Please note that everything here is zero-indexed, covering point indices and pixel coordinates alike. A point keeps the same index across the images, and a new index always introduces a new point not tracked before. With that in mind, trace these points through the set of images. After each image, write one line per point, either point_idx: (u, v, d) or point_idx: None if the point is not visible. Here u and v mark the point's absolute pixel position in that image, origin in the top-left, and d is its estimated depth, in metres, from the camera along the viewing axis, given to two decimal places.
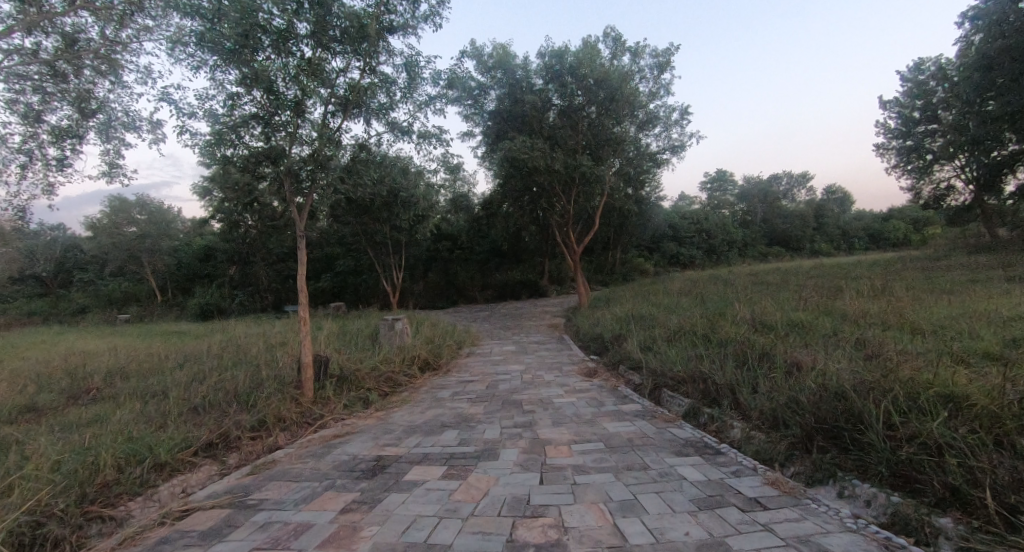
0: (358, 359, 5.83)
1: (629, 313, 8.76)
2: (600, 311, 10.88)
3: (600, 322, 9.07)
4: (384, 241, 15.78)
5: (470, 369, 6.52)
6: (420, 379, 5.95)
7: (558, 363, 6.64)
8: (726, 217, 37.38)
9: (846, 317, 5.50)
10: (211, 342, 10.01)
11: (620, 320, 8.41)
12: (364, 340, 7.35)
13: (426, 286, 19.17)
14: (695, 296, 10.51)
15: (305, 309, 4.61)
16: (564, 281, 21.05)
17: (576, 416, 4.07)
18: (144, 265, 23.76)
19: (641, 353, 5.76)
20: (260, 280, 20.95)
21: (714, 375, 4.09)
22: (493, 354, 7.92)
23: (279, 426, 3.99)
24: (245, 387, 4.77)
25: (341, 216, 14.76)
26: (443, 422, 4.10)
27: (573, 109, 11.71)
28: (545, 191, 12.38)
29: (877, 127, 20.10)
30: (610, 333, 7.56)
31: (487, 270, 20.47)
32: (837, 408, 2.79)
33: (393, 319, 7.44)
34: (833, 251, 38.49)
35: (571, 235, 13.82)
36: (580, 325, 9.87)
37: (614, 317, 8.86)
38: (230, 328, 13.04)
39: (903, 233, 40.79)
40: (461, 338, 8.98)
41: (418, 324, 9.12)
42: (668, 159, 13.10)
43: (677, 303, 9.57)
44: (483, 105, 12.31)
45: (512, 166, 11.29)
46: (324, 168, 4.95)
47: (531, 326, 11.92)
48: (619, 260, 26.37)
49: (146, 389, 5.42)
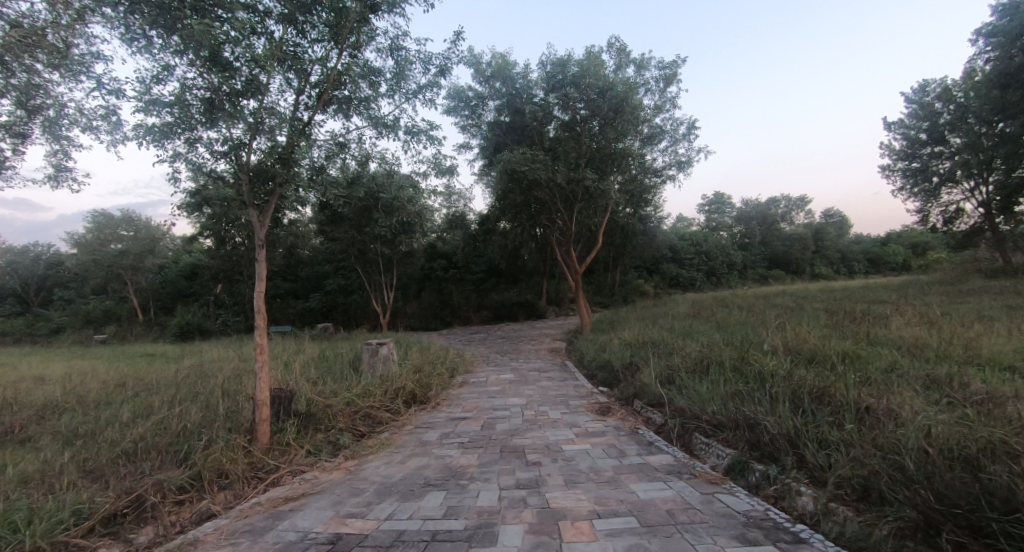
0: (333, 393, 5.01)
1: (639, 338, 7.99)
2: (604, 336, 10.11)
3: (606, 349, 8.28)
4: (376, 259, 15.06)
5: (463, 403, 5.68)
6: (404, 415, 5.12)
7: (564, 396, 5.82)
8: (725, 240, 37.03)
9: (901, 347, 4.74)
10: (181, 366, 9.15)
11: (630, 346, 7.63)
12: (343, 367, 6.52)
13: (419, 307, 18.33)
14: (707, 321, 9.76)
15: (263, 334, 3.78)
16: (563, 302, 20.25)
17: (594, 472, 3.25)
18: (127, 282, 22.86)
19: (662, 388, 4.96)
20: (246, 299, 20.09)
21: (765, 421, 3.29)
22: (489, 383, 7.08)
23: (218, 484, 3.16)
24: (188, 428, 3.93)
25: (330, 231, 14.05)
26: (427, 478, 3.27)
27: (575, 122, 11.17)
28: (545, 206, 11.71)
29: (882, 148, 19.74)
30: (620, 362, 6.76)
31: (483, 290, 19.68)
32: (968, 484, 2.02)
33: (377, 343, 6.62)
34: (834, 275, 38.02)
35: (572, 254, 13.11)
36: (584, 350, 9.09)
37: (622, 343, 8.08)
38: (207, 350, 12.17)
39: (904, 258, 40.44)
40: (454, 364, 8.14)
41: (406, 349, 8.30)
42: (674, 176, 12.52)
43: (688, 328, 8.81)
44: (481, 116, 11.77)
45: (511, 179, 10.66)
46: (289, 164, 4.08)
47: (530, 351, 11.11)
48: (619, 281, 25.69)
49: (78, 427, 4.56)
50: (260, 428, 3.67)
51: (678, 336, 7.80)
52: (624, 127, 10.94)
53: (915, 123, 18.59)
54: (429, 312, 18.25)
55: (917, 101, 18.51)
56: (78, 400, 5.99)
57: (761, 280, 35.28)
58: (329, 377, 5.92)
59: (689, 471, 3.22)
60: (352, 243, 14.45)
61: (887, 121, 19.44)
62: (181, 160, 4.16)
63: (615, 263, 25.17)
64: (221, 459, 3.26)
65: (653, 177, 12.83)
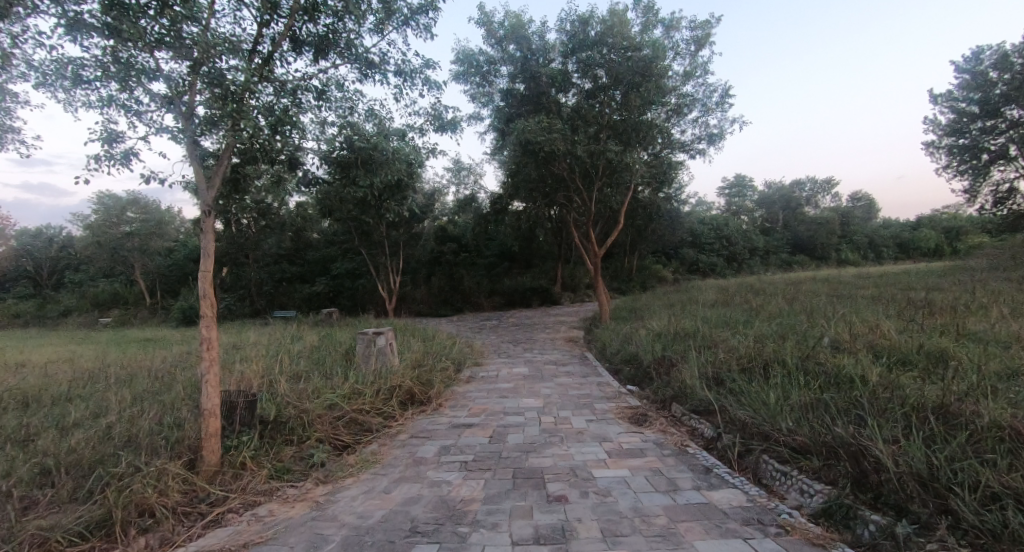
0: (312, 395, 4.20)
1: (669, 329, 7.08)
2: (627, 324, 9.23)
3: (631, 341, 7.39)
4: (381, 241, 14.27)
5: (468, 405, 4.85)
6: (399, 421, 4.31)
7: (589, 398, 4.95)
8: (747, 225, 35.59)
9: (1017, 346, 3.77)
10: (171, 354, 8.52)
11: (661, 337, 6.73)
12: (333, 361, 5.72)
13: (429, 291, 17.56)
14: (742, 309, 8.79)
15: (210, 324, 2.92)
16: (578, 288, 19.31)
17: (642, 518, 2.37)
18: (135, 265, 22.53)
19: (710, 393, 4.07)
20: (252, 283, 19.56)
21: (880, 451, 2.35)
22: (500, 379, 6.25)
23: (137, 527, 2.35)
24: (123, 444, 3.14)
25: (334, 212, 13.26)
26: (414, 522, 2.43)
27: (597, 90, 10.14)
28: (563, 181, 10.72)
29: (926, 123, 18.24)
30: (651, 355, 5.88)
31: (495, 275, 18.83)
32: None
33: (373, 332, 5.81)
34: (861, 260, 36.36)
35: (591, 235, 12.13)
36: (606, 341, 8.21)
37: (650, 334, 7.18)
38: (206, 336, 11.62)
39: (936, 244, 38.53)
40: (461, 356, 7.34)
41: (409, 339, 7.52)
42: (704, 150, 11.44)
43: (724, 317, 7.88)
44: (492, 85, 10.72)
45: (526, 151, 9.70)
46: (239, 102, 3.09)
47: (545, 340, 10.29)
48: (636, 266, 24.65)
49: (15, 431, 3.86)
50: (206, 446, 2.84)
51: (715, 326, 6.88)
52: (652, 94, 9.84)
53: (965, 94, 17.03)
54: (439, 297, 17.48)
55: (970, 69, 16.95)
56: (39, 395, 5.33)
57: (784, 266, 33.86)
58: (314, 373, 5.12)
59: (773, 520, 2.33)
60: (357, 223, 13.65)
61: (932, 93, 17.93)
62: (117, 109, 3.28)
63: (633, 247, 24.11)
64: (144, 492, 2.45)
65: (681, 151, 11.74)
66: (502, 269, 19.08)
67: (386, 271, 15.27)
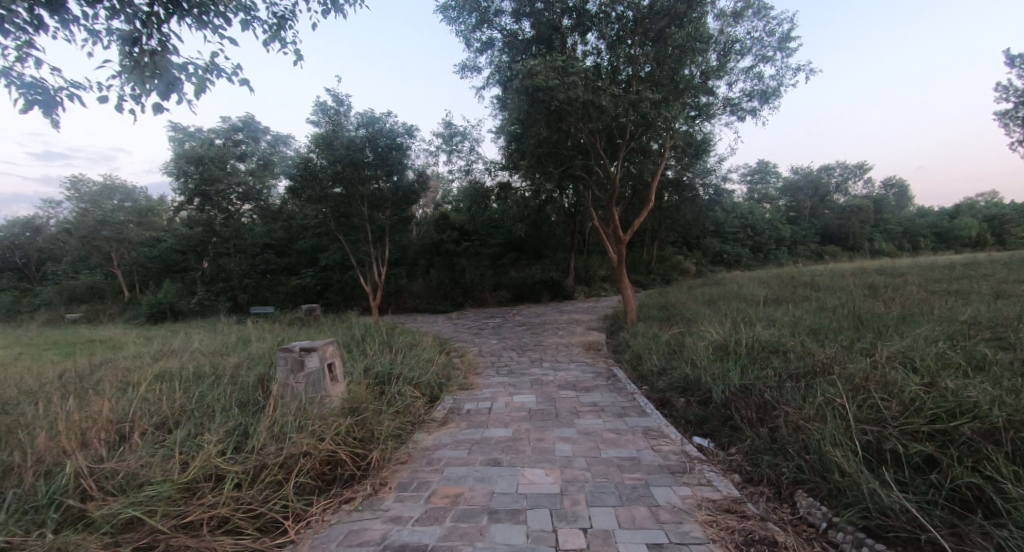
0: (114, 495, 2.17)
1: (736, 341, 4.98)
2: (664, 329, 7.15)
3: (681, 357, 5.30)
4: (365, 227, 12.09)
5: (428, 485, 2.80)
6: (290, 533, 2.28)
7: (638, 474, 2.85)
8: (773, 214, 33.13)
9: None
10: (80, 366, 6.63)
11: (731, 354, 4.62)
12: (231, 400, 3.67)
13: (426, 284, 15.56)
14: (817, 311, 6.70)
15: None
16: (593, 281, 17.25)
17: None
18: (113, 257, 20.89)
19: (905, 500, 1.98)
20: (234, 275, 17.76)
21: None
22: (494, 418, 4.19)
23: None
24: None
25: (307, 194, 11.13)
26: None
27: (626, 34, 8.03)
28: (581, 147, 8.63)
29: (999, 90, 15.69)
30: (728, 388, 3.81)
31: (500, 266, 16.76)
32: None
33: (301, 349, 3.93)
34: (896, 251, 33.72)
35: (616, 216, 10.03)
36: (641, 352, 6.16)
37: (710, 346, 5.07)
38: (155, 339, 9.76)
39: (977, 232, 35.71)
40: (442, 377, 5.32)
41: (374, 358, 5.50)
42: (757, 110, 9.22)
43: (803, 322, 5.77)
44: (491, 27, 8.45)
45: (534, 101, 7.65)
46: None
47: (557, 346, 8.25)
48: (656, 257, 22.54)
49: None
50: None
51: (804, 340, 4.75)
52: (696, 34, 7.71)
53: None
54: (438, 291, 15.46)
55: None
56: None
57: (813, 257, 31.47)
58: (181, 430, 3.08)
59: None
60: (336, 207, 11.52)
61: (1010, 54, 15.34)
62: None
63: (654, 236, 21.91)
64: None
65: (726, 114, 9.45)
66: (509, 260, 17.09)
67: (373, 260, 13.29)
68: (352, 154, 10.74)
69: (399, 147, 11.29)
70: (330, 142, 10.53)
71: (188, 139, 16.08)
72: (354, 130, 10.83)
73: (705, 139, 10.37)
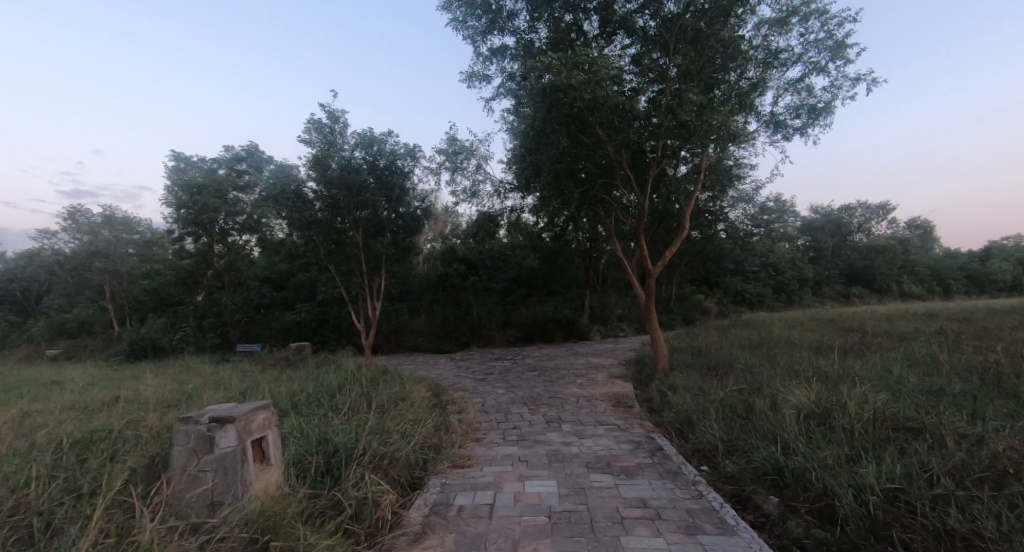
0: None
1: (837, 408, 3.57)
2: (713, 385, 5.72)
3: (757, 428, 3.87)
4: (360, 257, 10.87)
5: None
6: None
7: None
8: (795, 254, 31.69)
9: None
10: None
11: (839, 432, 3.24)
12: (75, 520, 2.28)
13: (428, 321, 14.24)
14: (911, 364, 5.27)
15: None
16: (609, 321, 15.85)
17: None
18: (106, 289, 19.98)
19: None
20: (226, 310, 16.64)
21: None
22: (496, 527, 2.79)
23: None
24: None
25: (297, 220, 10.07)
26: None
27: (659, 37, 7.00)
28: (604, 163, 7.56)
29: None
30: (867, 499, 2.41)
31: (509, 303, 15.47)
32: None
33: (212, 420, 2.66)
34: (927, 294, 31.88)
35: (642, 245, 8.81)
36: (691, 416, 4.74)
37: (798, 415, 3.66)
38: (115, 382, 8.48)
39: (1012, 276, 33.86)
40: (428, 452, 3.95)
41: (340, 424, 4.11)
42: (803, 130, 8.09)
43: (907, 382, 4.36)
44: (503, 31, 7.52)
45: (554, 107, 6.64)
46: None
47: (577, 400, 6.83)
48: (675, 295, 21.14)
49: None
50: None
51: (941, 413, 3.33)
52: (731, 42, 6.82)
53: None
54: (442, 329, 14.13)
55: None
56: None
57: (840, 298, 29.76)
58: None
59: None
60: (327, 235, 10.34)
61: None
62: None
63: (673, 274, 20.59)
64: None
65: (768, 133, 8.30)
66: (518, 296, 15.84)
67: (370, 294, 12.12)
68: (347, 176, 9.82)
69: (400, 170, 10.38)
70: (323, 165, 9.70)
71: (192, 168, 15.59)
72: (350, 150, 9.95)
73: (736, 165, 9.30)
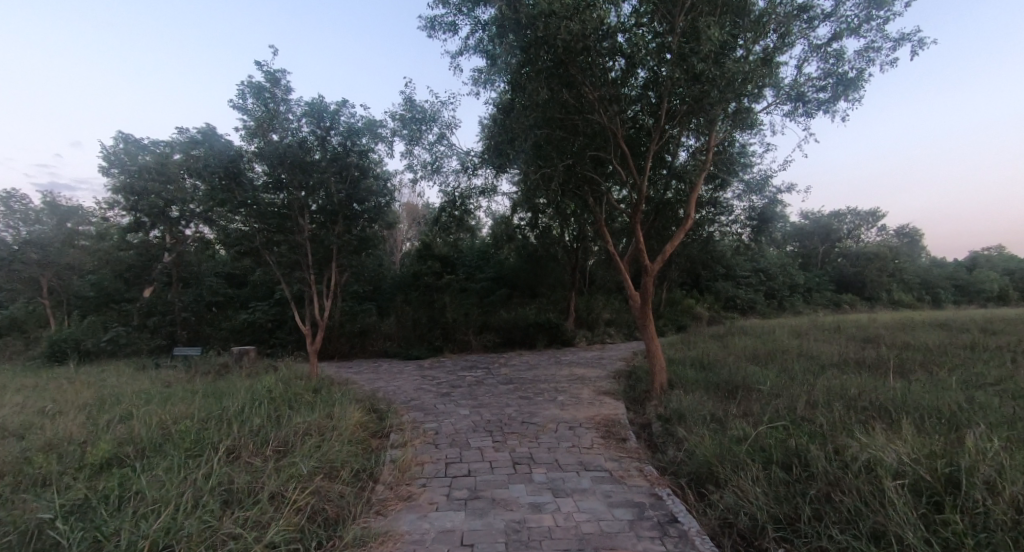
0: None
1: (969, 479, 2.20)
2: (734, 415, 4.33)
3: (834, 506, 2.45)
4: (310, 248, 9.32)
5: None
6: None
7: None
8: (786, 259, 30.79)
9: None
10: None
11: (1006, 538, 1.84)
12: None
13: (396, 324, 12.70)
14: (999, 393, 3.97)
15: None
16: (597, 325, 14.53)
17: None
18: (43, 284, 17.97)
19: None
20: (171, 308, 14.85)
21: None
22: None
23: None
24: None
25: (232, 202, 8.49)
26: None
27: None
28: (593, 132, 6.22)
29: None
30: None
31: (488, 304, 14.01)
32: None
33: None
34: (916, 303, 31.23)
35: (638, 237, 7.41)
36: (716, 469, 3.33)
37: (904, 489, 2.27)
38: None
39: (999, 286, 33.52)
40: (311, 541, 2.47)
41: (178, 491, 2.60)
42: (830, 103, 6.81)
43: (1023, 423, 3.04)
44: None
45: (533, 51, 5.29)
46: None
47: (557, 427, 5.40)
48: (666, 299, 19.91)
49: None
50: None
51: None
52: None
53: None
54: (411, 332, 12.59)
55: None
56: None
57: (831, 305, 28.97)
58: None
59: None
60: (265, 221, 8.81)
61: None
62: None
63: (664, 276, 19.36)
64: None
65: (788, 108, 7.00)
66: (497, 297, 14.38)
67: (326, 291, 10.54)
68: (292, 151, 8.30)
69: (357, 147, 8.88)
70: (264, 137, 8.19)
71: (142, 149, 13.94)
72: (297, 121, 8.43)
73: (744, 150, 8.05)
